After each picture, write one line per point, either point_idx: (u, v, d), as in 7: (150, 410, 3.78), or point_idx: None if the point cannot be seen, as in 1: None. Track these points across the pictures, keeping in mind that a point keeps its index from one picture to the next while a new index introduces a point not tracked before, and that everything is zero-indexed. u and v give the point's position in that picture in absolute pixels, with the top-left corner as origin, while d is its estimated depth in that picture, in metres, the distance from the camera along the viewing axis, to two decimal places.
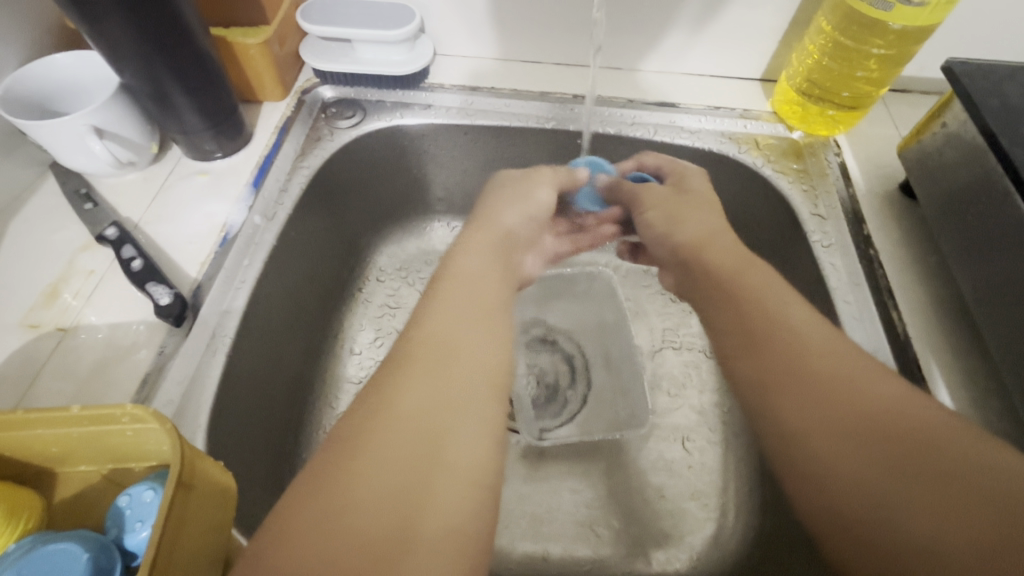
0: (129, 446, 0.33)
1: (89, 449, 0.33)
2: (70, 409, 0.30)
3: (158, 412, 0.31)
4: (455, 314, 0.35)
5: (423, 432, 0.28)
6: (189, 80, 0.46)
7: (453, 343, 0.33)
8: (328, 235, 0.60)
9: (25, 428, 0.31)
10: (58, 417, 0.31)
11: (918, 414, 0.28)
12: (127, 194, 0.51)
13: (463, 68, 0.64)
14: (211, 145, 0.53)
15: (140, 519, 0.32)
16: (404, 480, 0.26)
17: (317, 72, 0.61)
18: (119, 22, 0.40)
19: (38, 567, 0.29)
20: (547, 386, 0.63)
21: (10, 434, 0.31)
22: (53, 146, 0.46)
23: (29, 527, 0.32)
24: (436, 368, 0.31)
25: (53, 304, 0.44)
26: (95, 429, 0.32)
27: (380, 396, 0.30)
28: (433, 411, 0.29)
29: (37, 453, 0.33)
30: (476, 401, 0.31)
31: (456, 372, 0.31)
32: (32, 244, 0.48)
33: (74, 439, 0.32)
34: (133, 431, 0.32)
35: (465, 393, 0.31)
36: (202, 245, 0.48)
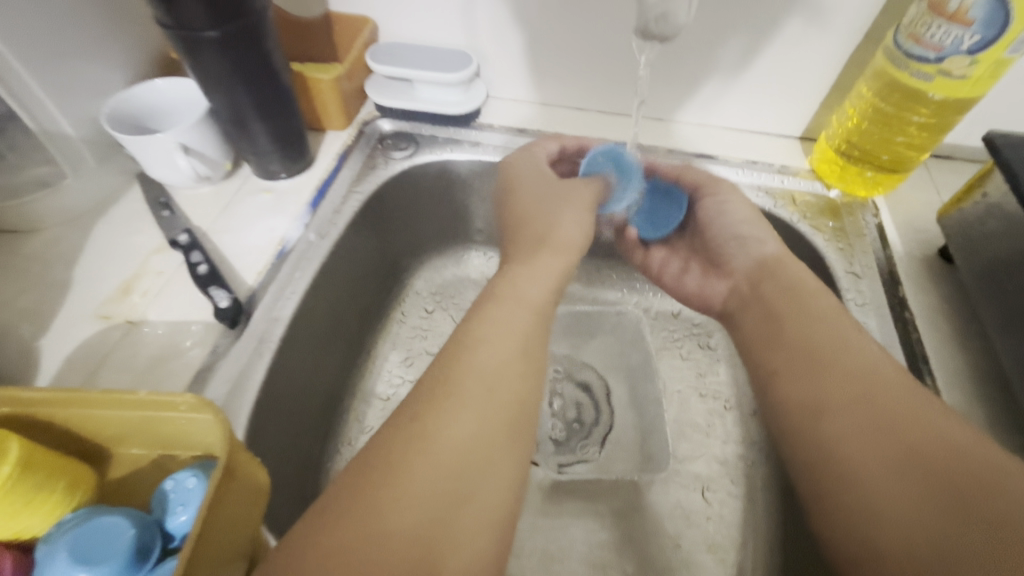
0: (181, 433, 0.36)
1: (146, 433, 0.36)
2: (136, 393, 0.33)
3: (210, 403, 0.33)
4: (503, 343, 0.36)
5: (453, 462, 0.29)
6: (266, 109, 0.52)
7: (494, 372, 0.34)
8: (373, 256, 0.63)
9: (97, 407, 0.34)
10: (124, 400, 0.34)
11: (976, 459, 0.30)
12: (199, 205, 0.56)
13: (513, 110, 0.68)
14: (278, 166, 0.58)
15: (181, 503, 0.34)
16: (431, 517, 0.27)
17: (378, 107, 0.66)
18: (216, 57, 0.46)
19: (86, 548, 0.31)
20: (571, 420, 0.64)
21: (83, 411, 0.34)
22: (144, 158, 0.52)
23: (83, 501, 0.35)
24: (472, 403, 0.32)
25: (125, 300, 0.49)
26: (155, 414, 0.34)
27: (419, 425, 0.30)
28: (463, 449, 0.30)
29: (96, 436, 0.36)
30: (508, 435, 0.32)
31: (488, 408, 0.32)
32: (114, 243, 0.53)
33: (135, 422, 0.35)
34: (186, 419, 0.34)
35: (500, 429, 0.32)
36: (261, 256, 0.52)
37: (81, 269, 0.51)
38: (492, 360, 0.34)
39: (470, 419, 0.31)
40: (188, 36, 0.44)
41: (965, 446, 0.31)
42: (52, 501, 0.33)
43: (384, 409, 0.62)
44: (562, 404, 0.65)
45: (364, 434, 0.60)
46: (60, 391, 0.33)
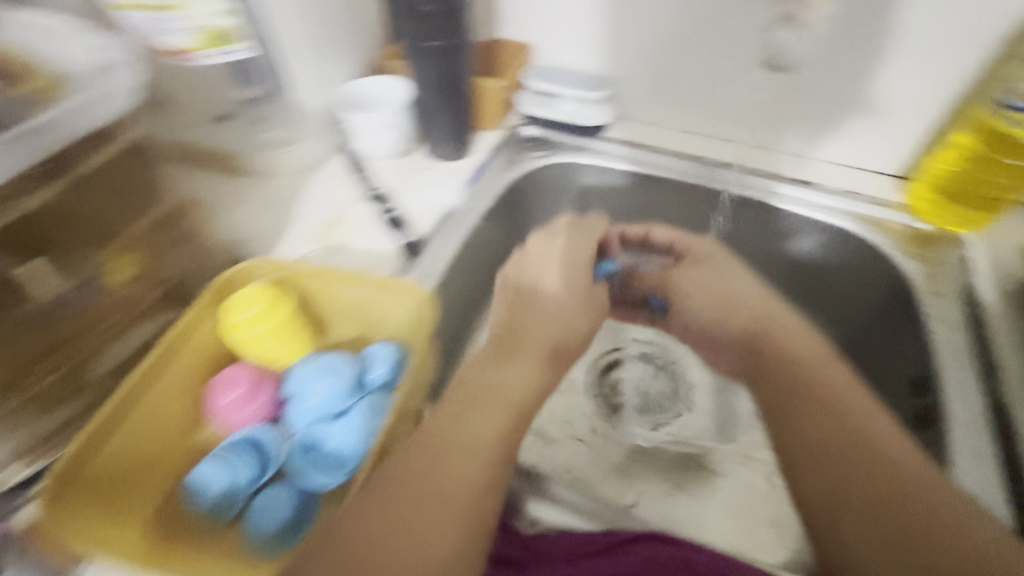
0: (386, 314, 0.51)
1: (361, 311, 0.52)
2: (372, 275, 0.50)
3: (421, 286, 0.49)
4: (495, 411, 0.47)
5: (420, 515, 0.39)
6: (452, 101, 0.68)
7: (484, 450, 0.44)
8: (504, 234, 0.77)
9: (341, 281, 0.50)
10: (362, 278, 0.50)
11: None
12: (383, 173, 0.72)
13: (636, 129, 0.80)
14: (445, 149, 0.73)
15: (376, 362, 0.47)
16: (398, 548, 0.37)
17: (524, 115, 0.80)
18: (432, 57, 0.63)
19: (318, 374, 0.45)
20: (653, 395, 0.73)
21: (330, 283, 0.51)
22: (359, 130, 0.70)
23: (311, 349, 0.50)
24: (455, 481, 0.41)
25: (330, 232, 0.64)
26: (378, 293, 0.50)
27: (418, 497, 0.40)
28: (442, 486, 0.41)
29: (331, 306, 0.52)
30: (471, 491, 0.41)
31: (461, 483, 0.41)
32: (321, 192, 0.69)
33: (360, 299, 0.51)
34: (399, 299, 0.50)
35: (466, 489, 0.41)
36: (429, 216, 0.67)
37: (298, 207, 0.67)
38: (473, 439, 0.44)
39: (450, 464, 0.42)
40: (420, 44, 0.62)
41: None
42: (299, 339, 0.48)
43: None
44: (646, 381, 0.74)
45: None
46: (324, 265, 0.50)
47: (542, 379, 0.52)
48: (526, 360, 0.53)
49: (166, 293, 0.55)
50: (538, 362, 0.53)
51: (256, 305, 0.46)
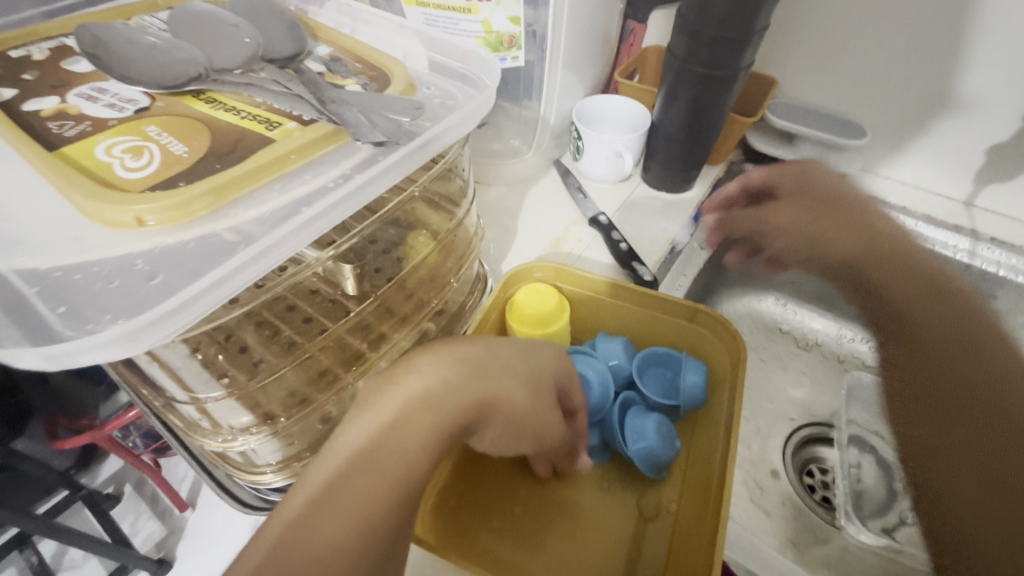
0: (651, 328, 0.50)
1: (621, 321, 0.51)
2: (640, 288, 0.49)
3: (707, 310, 0.47)
4: (466, 373, 0.32)
5: (321, 512, 0.27)
6: (700, 135, 0.62)
7: (411, 420, 0.29)
8: (710, 276, 0.71)
9: (605, 293, 0.50)
10: (630, 292, 0.49)
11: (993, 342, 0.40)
12: (604, 196, 0.69)
13: (880, 185, 0.71)
14: (671, 180, 0.68)
15: (647, 357, 0.50)
16: (371, 518, 0.27)
17: (751, 153, 0.73)
18: (700, 80, 0.57)
19: (600, 366, 0.48)
20: (865, 489, 0.64)
21: (589, 296, 0.51)
22: (588, 150, 0.66)
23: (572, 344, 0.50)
24: (344, 485, 0.27)
25: (557, 252, 0.62)
26: (644, 309, 0.50)
27: (309, 494, 0.27)
28: (384, 474, 0.28)
29: (602, 322, 0.52)
30: (401, 490, 0.28)
31: (345, 492, 0.27)
32: (542, 209, 0.66)
33: (623, 313, 0.51)
34: (676, 318, 0.49)
35: (395, 488, 0.28)
36: (657, 252, 0.63)
37: (522, 221, 0.65)
38: (378, 444, 0.28)
39: (390, 453, 0.28)
40: (687, 68, 0.57)
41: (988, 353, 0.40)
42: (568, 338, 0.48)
43: None
44: (857, 472, 0.65)
45: None
46: (588, 276, 0.49)
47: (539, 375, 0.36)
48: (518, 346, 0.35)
49: (435, 312, 0.47)
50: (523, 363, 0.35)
51: (545, 300, 0.48)
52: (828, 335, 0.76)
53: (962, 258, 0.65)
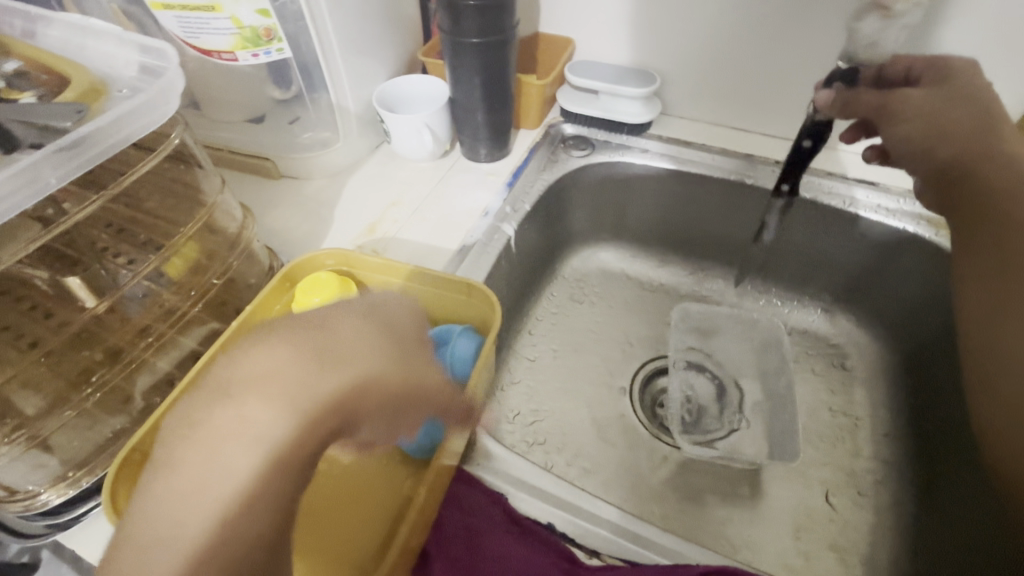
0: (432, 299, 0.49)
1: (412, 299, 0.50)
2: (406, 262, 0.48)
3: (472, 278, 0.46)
4: (367, 351, 0.35)
5: (189, 494, 0.29)
6: (493, 104, 0.65)
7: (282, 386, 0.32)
8: (542, 235, 0.73)
9: (381, 270, 0.49)
10: (399, 266, 0.48)
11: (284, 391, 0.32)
12: (422, 174, 0.70)
13: (680, 127, 0.76)
14: (484, 151, 0.70)
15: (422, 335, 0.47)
16: (238, 493, 0.30)
17: (564, 113, 0.77)
18: (473, 53, 0.59)
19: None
20: (698, 407, 0.70)
21: (371, 276, 0.49)
22: (394, 131, 0.67)
23: None
24: (193, 475, 0.30)
25: (371, 234, 0.63)
26: (418, 283, 0.49)
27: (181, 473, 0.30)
28: (260, 464, 0.30)
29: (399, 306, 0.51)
30: (273, 459, 0.31)
31: (200, 484, 0.29)
32: (358, 195, 0.68)
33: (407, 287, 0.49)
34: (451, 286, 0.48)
35: (263, 458, 0.30)
36: (469, 221, 0.64)
37: (339, 210, 0.66)
38: (244, 418, 0.31)
39: (266, 430, 0.31)
40: (458, 41, 0.58)
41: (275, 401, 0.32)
42: None
43: (530, 366, 0.72)
44: (690, 394, 0.71)
45: (514, 384, 0.70)
46: (365, 256, 0.48)
47: (407, 328, 0.39)
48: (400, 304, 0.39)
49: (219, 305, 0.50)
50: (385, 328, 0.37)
51: (328, 289, 0.46)
52: (665, 275, 0.81)
53: (751, 186, 0.70)
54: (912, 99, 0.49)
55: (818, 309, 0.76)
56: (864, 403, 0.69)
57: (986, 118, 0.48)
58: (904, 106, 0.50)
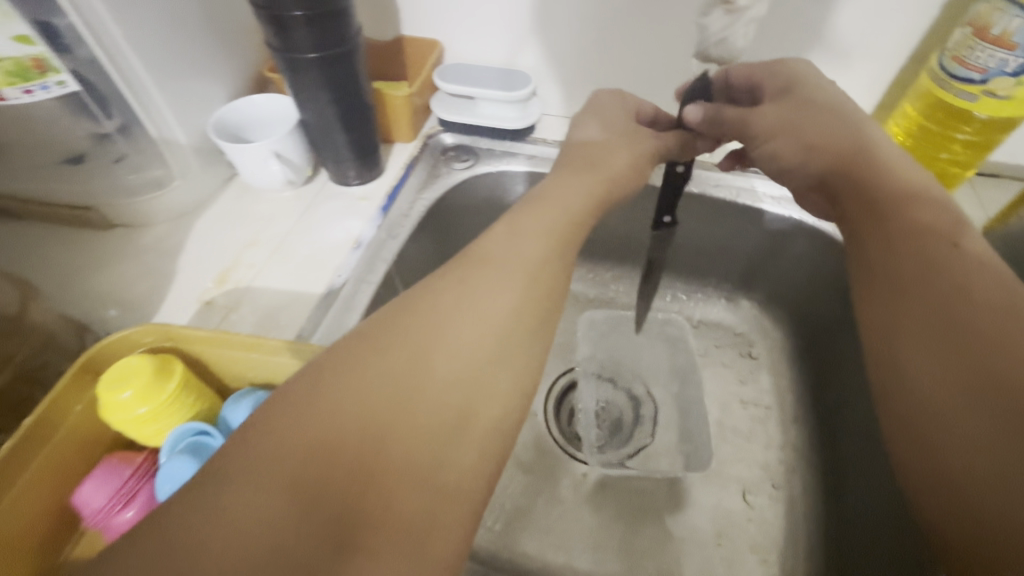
0: (278, 373, 0.42)
1: (257, 376, 0.43)
2: (240, 335, 0.40)
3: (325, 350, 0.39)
4: (499, 297, 0.34)
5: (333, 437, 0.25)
6: (349, 121, 0.57)
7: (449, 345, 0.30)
8: (432, 257, 0.67)
9: (214, 346, 0.41)
10: (234, 340, 0.41)
11: (457, 345, 0.31)
12: (284, 206, 0.62)
13: (565, 127, 0.72)
14: (353, 173, 0.63)
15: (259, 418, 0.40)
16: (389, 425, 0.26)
17: (441, 122, 0.71)
18: (312, 69, 0.51)
19: (212, 451, 0.38)
20: (612, 420, 0.68)
21: (205, 352, 0.41)
22: (239, 162, 0.59)
23: (213, 406, 0.42)
24: (344, 435, 0.26)
25: (222, 286, 0.55)
26: (258, 356, 0.41)
27: (328, 413, 0.26)
28: (409, 385, 0.28)
29: (245, 380, 0.43)
30: (424, 409, 0.28)
31: (350, 438, 0.26)
32: (207, 239, 0.59)
33: (248, 363, 0.42)
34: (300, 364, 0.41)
35: (416, 410, 0.27)
36: (339, 257, 0.57)
37: (184, 259, 0.57)
38: (402, 366, 0.29)
39: (417, 378, 0.29)
40: (291, 57, 0.50)
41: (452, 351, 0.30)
42: (186, 408, 0.39)
43: None
44: (604, 405, 0.69)
45: None
46: (191, 331, 0.40)
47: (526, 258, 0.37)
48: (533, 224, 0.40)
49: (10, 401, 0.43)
50: (590, 202, 0.44)
51: (139, 381, 0.37)
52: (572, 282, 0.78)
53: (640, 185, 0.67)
54: (768, 115, 0.46)
55: (725, 299, 0.75)
56: (775, 390, 0.68)
57: (854, 137, 0.43)
58: (759, 123, 0.46)
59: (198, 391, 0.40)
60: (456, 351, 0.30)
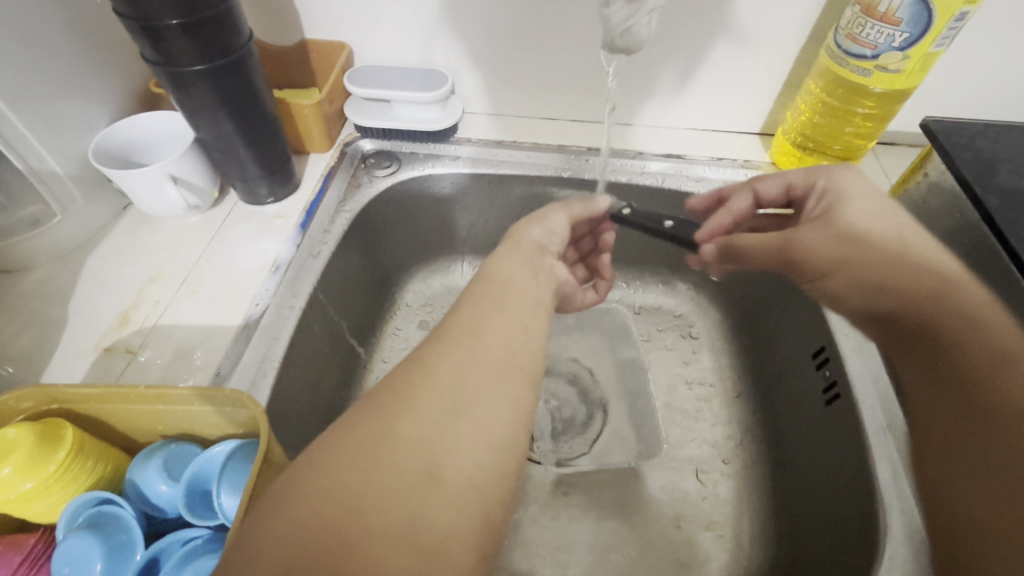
0: (190, 423, 0.38)
1: (166, 428, 0.39)
2: (138, 387, 0.36)
3: (237, 391, 0.36)
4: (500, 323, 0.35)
5: (362, 476, 0.26)
6: (251, 136, 0.53)
7: (460, 372, 0.31)
8: (361, 271, 0.64)
9: (109, 402, 0.37)
10: (131, 394, 0.36)
11: (469, 372, 0.32)
12: (190, 233, 0.57)
13: (488, 125, 0.71)
14: (265, 190, 0.59)
15: (170, 476, 0.36)
16: (415, 456, 0.27)
17: (358, 128, 0.67)
18: (200, 82, 0.47)
19: (119, 520, 0.34)
20: (564, 416, 0.67)
21: (101, 409, 0.37)
22: (130, 190, 0.53)
23: (118, 468, 0.37)
24: (372, 469, 0.26)
25: (123, 329, 0.50)
26: (163, 407, 0.37)
27: (356, 450, 0.27)
28: (431, 414, 0.29)
29: (155, 433, 0.39)
30: (446, 433, 0.29)
31: (379, 469, 0.26)
32: (103, 278, 0.53)
33: (153, 415, 0.38)
34: (212, 409, 0.37)
35: (437, 436, 0.28)
36: (257, 282, 0.53)
37: (77, 303, 0.51)
38: (427, 397, 0.30)
39: (437, 404, 0.30)
40: (174, 71, 0.45)
41: (463, 380, 0.31)
42: (82, 476, 0.35)
43: None
44: (554, 403, 0.68)
45: None
46: (79, 389, 0.36)
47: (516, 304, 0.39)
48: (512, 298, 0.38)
49: None
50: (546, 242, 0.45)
51: (16, 455, 0.32)
52: None
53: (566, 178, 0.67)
54: None
55: (662, 283, 0.76)
56: (717, 367, 0.70)
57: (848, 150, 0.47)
58: None
59: (97, 456, 0.36)
60: (469, 375, 0.31)
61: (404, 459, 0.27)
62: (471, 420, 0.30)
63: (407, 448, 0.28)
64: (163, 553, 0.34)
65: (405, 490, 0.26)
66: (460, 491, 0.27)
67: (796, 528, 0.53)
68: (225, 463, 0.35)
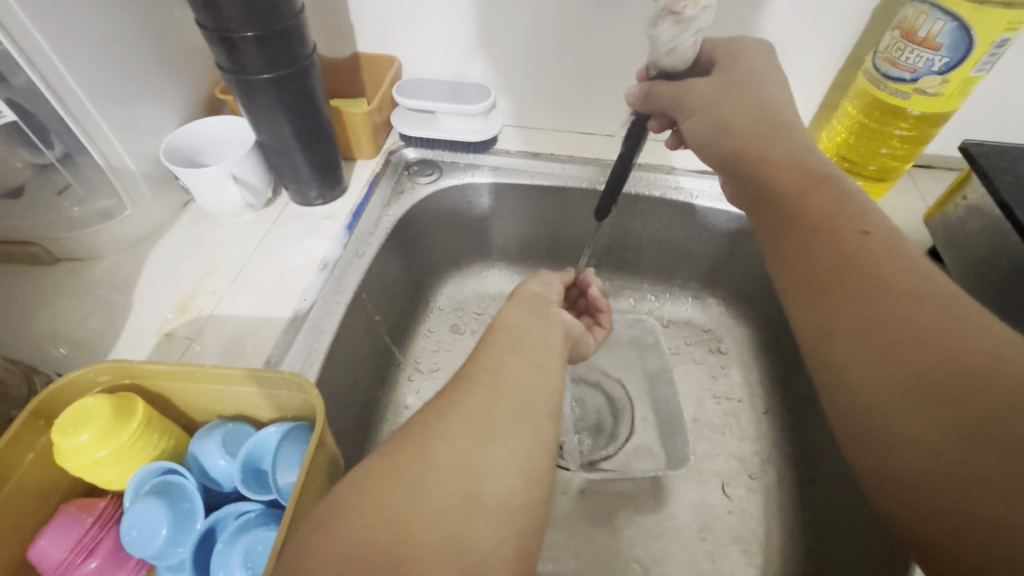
0: (247, 404, 0.40)
1: (225, 407, 0.41)
2: (202, 367, 0.39)
3: (293, 373, 0.38)
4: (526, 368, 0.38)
5: (407, 492, 0.28)
6: (306, 141, 0.56)
7: (494, 404, 0.34)
8: (400, 273, 0.66)
9: (176, 379, 0.39)
10: (196, 374, 0.39)
11: (502, 405, 0.34)
12: (245, 230, 0.61)
13: (526, 138, 0.73)
14: (315, 193, 0.62)
15: (227, 452, 0.39)
16: (457, 476, 0.29)
17: (403, 137, 0.70)
18: (265, 89, 0.50)
19: (182, 490, 0.36)
20: (590, 424, 0.68)
21: (168, 386, 0.40)
22: (194, 187, 0.57)
23: (180, 442, 0.40)
24: (418, 488, 0.28)
25: (182, 316, 0.53)
26: (224, 387, 0.40)
27: (402, 471, 0.29)
28: (471, 440, 0.31)
29: (213, 412, 0.42)
30: (484, 456, 0.30)
31: (424, 487, 0.28)
32: (165, 269, 0.57)
33: (214, 394, 0.40)
34: (269, 391, 0.39)
35: (477, 461, 0.30)
36: (305, 279, 0.56)
37: (141, 291, 0.55)
38: (465, 423, 0.32)
39: (476, 432, 0.32)
40: (243, 78, 0.49)
41: (496, 411, 0.33)
42: (151, 446, 0.37)
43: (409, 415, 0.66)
44: (581, 410, 0.69)
45: None
46: (151, 365, 0.38)
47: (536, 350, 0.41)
48: (528, 340, 0.42)
49: None
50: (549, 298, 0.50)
51: (96, 422, 0.35)
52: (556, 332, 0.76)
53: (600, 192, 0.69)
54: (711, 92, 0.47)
55: (690, 298, 0.77)
56: (745, 383, 0.70)
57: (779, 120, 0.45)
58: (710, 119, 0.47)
59: (164, 429, 0.39)
60: (501, 405, 0.34)
61: (447, 480, 0.29)
62: (508, 449, 0.31)
63: (450, 470, 0.29)
64: (220, 524, 0.37)
65: (447, 508, 0.28)
66: (499, 510, 0.28)
67: (825, 547, 0.53)
68: (281, 443, 0.38)
